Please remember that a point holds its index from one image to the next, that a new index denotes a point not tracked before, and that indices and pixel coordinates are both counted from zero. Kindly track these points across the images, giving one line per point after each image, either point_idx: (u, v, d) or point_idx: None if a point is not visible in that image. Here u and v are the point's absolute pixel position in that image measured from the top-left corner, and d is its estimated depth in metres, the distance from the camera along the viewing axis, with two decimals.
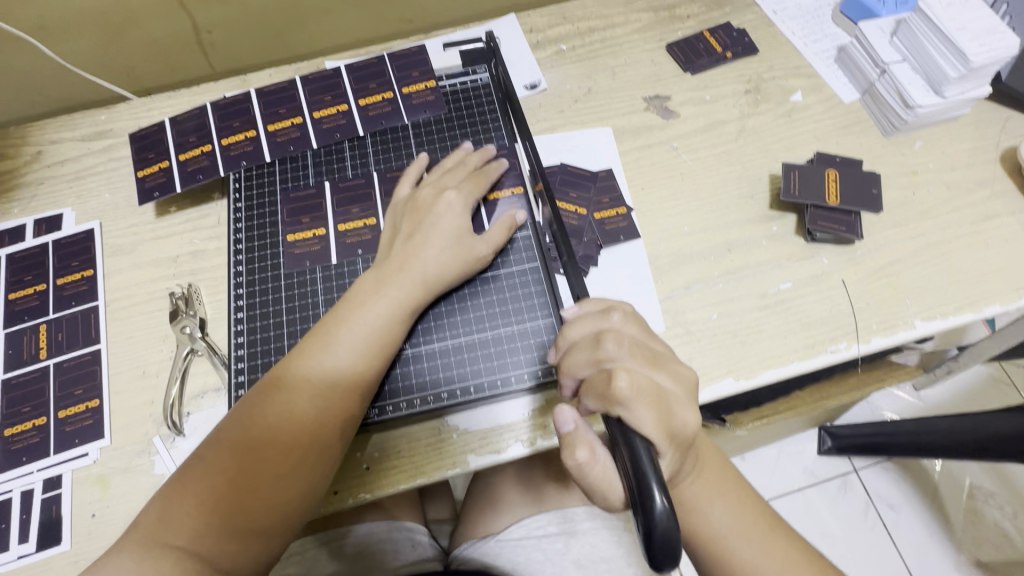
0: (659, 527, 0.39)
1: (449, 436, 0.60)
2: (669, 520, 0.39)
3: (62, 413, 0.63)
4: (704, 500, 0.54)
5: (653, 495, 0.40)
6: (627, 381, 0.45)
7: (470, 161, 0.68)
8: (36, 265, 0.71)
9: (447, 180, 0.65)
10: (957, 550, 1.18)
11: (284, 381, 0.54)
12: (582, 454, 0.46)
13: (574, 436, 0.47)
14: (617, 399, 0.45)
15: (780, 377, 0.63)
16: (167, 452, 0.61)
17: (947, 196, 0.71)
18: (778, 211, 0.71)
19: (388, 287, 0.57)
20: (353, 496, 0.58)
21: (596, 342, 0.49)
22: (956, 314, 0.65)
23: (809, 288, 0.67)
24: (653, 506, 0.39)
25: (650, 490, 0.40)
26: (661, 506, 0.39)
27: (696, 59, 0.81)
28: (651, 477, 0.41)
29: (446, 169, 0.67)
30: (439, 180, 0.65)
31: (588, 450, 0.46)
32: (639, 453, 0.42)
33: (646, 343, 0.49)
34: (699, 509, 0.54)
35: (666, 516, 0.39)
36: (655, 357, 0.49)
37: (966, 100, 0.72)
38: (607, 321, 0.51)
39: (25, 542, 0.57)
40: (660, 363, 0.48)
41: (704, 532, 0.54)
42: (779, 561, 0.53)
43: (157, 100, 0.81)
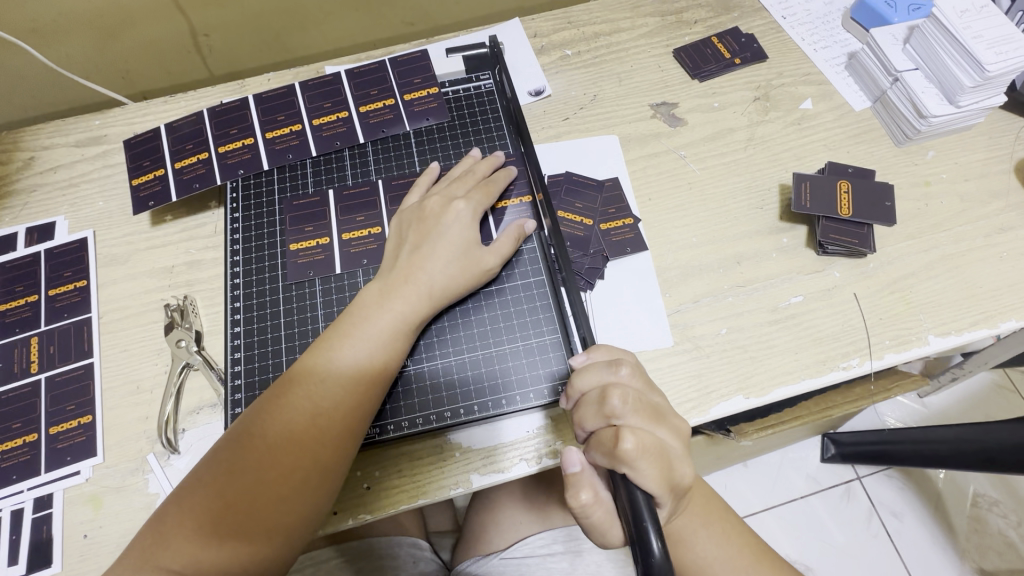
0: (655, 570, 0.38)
1: (451, 456, 0.58)
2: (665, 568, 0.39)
3: (54, 429, 0.61)
4: (690, 532, 0.54)
5: (649, 536, 0.40)
6: (634, 443, 0.44)
7: (478, 169, 0.66)
8: (28, 275, 0.69)
9: (454, 189, 0.64)
10: (961, 559, 1.17)
11: (284, 398, 0.52)
12: (586, 496, 0.46)
13: (580, 478, 0.47)
14: (624, 461, 0.44)
15: (791, 394, 0.62)
16: (162, 471, 0.59)
17: (961, 208, 0.70)
18: (788, 223, 0.70)
19: (393, 300, 0.56)
20: (353, 517, 0.56)
21: (602, 399, 0.47)
22: (971, 330, 0.63)
23: (821, 302, 0.65)
24: (649, 548, 0.39)
25: (647, 533, 0.40)
26: (658, 551, 0.39)
27: (704, 65, 0.80)
28: (648, 521, 0.41)
29: (453, 178, 0.66)
30: (447, 189, 0.64)
31: (592, 492, 0.46)
32: (639, 505, 0.42)
33: (649, 397, 0.48)
34: (686, 540, 0.54)
35: (664, 558, 0.39)
36: (657, 411, 0.48)
37: (981, 110, 0.70)
38: (614, 375, 0.49)
39: (15, 564, 0.55)
40: (662, 418, 0.48)
41: (691, 564, 0.54)
42: None
43: (153, 105, 0.79)
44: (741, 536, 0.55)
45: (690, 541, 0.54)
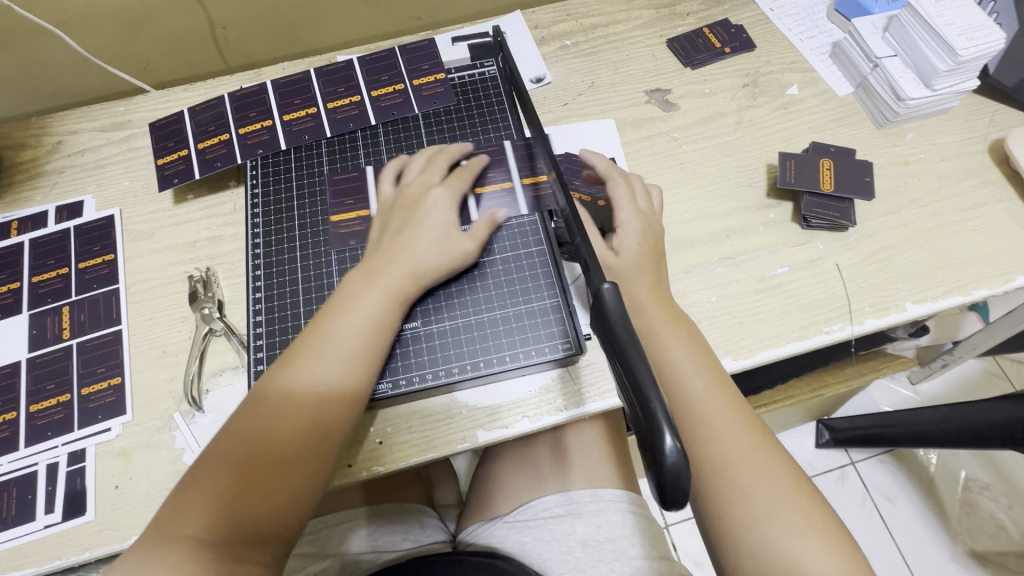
0: (667, 472, 0.34)
1: (459, 411, 0.63)
2: (679, 468, 0.34)
3: (86, 390, 0.65)
4: (685, 376, 0.58)
5: (662, 437, 0.34)
6: None
7: (454, 154, 0.70)
8: (58, 249, 0.73)
9: (429, 176, 0.68)
10: (953, 542, 1.21)
11: (281, 377, 0.55)
12: None
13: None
14: None
15: (776, 357, 0.66)
16: (187, 428, 0.63)
17: (938, 185, 0.74)
18: (775, 199, 0.74)
19: (380, 280, 0.60)
20: (367, 469, 0.60)
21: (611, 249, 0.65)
22: (946, 298, 0.68)
23: (805, 272, 0.69)
24: (663, 450, 0.34)
25: (660, 432, 0.35)
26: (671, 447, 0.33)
27: (695, 54, 0.84)
28: (659, 416, 0.35)
29: (431, 161, 0.70)
30: (422, 176, 0.68)
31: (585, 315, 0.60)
32: (653, 407, 0.35)
33: (657, 245, 0.67)
34: (682, 381, 0.58)
35: (678, 458, 0.34)
36: (656, 255, 0.66)
37: (955, 93, 0.75)
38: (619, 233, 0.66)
39: (51, 512, 0.59)
40: (657, 261, 0.66)
41: (682, 403, 0.57)
42: (746, 448, 0.55)
43: (174, 92, 0.84)
44: (743, 406, 0.58)
45: (693, 389, 0.57)
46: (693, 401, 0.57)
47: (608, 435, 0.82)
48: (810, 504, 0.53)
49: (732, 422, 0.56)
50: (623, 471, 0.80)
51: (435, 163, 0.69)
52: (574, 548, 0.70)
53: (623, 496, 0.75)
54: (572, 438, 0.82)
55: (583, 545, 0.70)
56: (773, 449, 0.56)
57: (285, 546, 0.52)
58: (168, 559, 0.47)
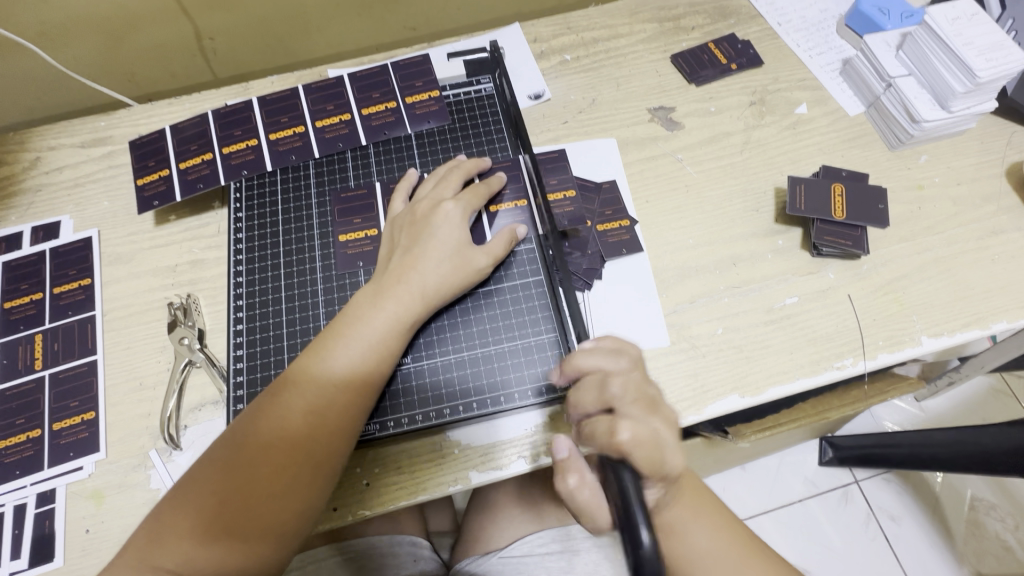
0: (645, 566, 0.38)
1: (450, 452, 0.59)
2: (655, 562, 0.38)
3: (58, 425, 0.62)
4: (682, 523, 0.52)
5: (639, 529, 0.40)
6: (629, 434, 0.46)
7: (466, 169, 0.67)
8: (33, 273, 0.70)
9: (443, 191, 0.64)
10: (958, 563, 1.17)
11: (277, 400, 0.52)
12: (572, 479, 0.50)
13: (569, 461, 0.51)
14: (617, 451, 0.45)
15: (786, 393, 0.62)
16: (163, 466, 0.60)
17: (954, 211, 0.71)
18: (783, 225, 0.71)
19: (386, 300, 0.56)
20: (352, 513, 0.57)
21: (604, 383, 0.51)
22: (963, 331, 0.64)
23: (815, 303, 0.66)
24: (639, 540, 0.39)
25: (636, 523, 0.40)
26: (645, 544, 0.39)
27: (700, 70, 0.81)
28: (637, 512, 0.41)
29: (441, 179, 0.66)
30: (435, 192, 0.64)
31: (579, 475, 0.50)
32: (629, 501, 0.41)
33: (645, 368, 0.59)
34: (680, 533, 0.52)
35: (653, 547, 0.39)
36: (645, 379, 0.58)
37: (972, 115, 0.72)
38: (616, 363, 0.52)
39: (17, 558, 0.56)
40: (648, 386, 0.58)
41: (679, 557, 0.51)
42: None
43: (158, 107, 0.80)
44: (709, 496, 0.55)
45: (686, 529, 0.52)
46: (684, 539, 0.52)
47: None
48: None
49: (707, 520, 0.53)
50: None
51: (450, 178, 0.66)
52: None
53: None
54: None
55: None
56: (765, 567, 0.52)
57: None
58: None
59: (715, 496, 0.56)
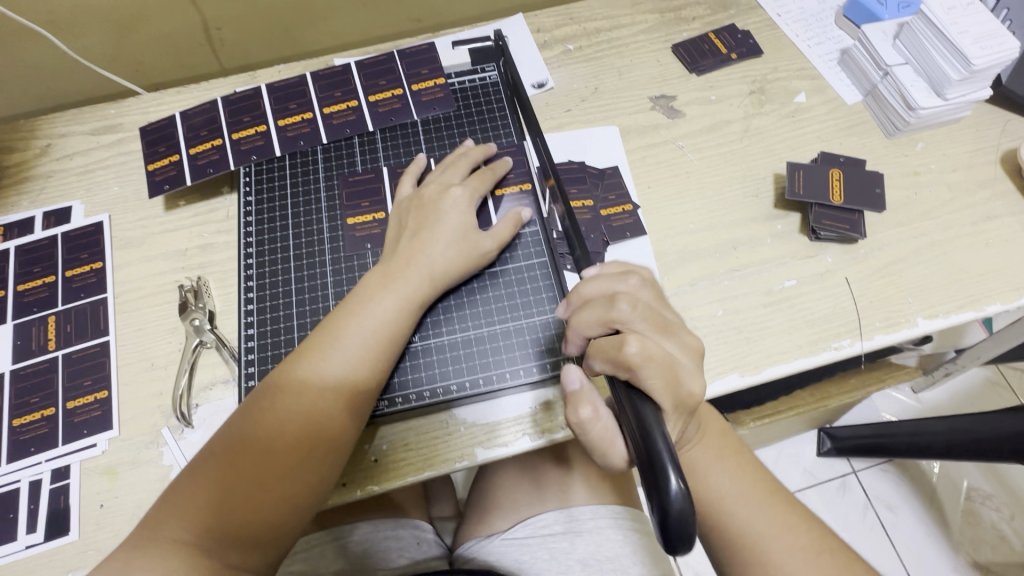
0: (673, 510, 0.36)
1: (457, 429, 0.60)
2: (683, 505, 0.37)
3: (71, 404, 0.63)
4: (703, 463, 0.55)
5: (667, 477, 0.37)
6: (638, 347, 0.44)
7: (474, 154, 0.68)
8: (45, 257, 0.71)
9: (450, 175, 0.66)
10: (955, 552, 1.19)
11: (288, 380, 0.53)
12: (585, 411, 0.48)
13: (580, 394, 0.49)
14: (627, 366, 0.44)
15: (785, 373, 0.64)
16: (175, 443, 0.61)
17: (949, 197, 0.72)
18: (782, 210, 0.72)
19: (396, 281, 0.57)
20: (362, 488, 0.58)
21: (610, 302, 0.48)
22: (958, 313, 0.66)
23: (813, 285, 0.67)
24: (669, 488, 0.37)
25: (664, 472, 0.37)
26: (678, 488, 0.36)
27: (701, 60, 0.82)
28: (665, 458, 0.38)
29: (448, 163, 0.67)
30: (442, 177, 0.66)
31: (592, 408, 0.49)
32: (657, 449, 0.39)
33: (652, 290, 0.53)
34: (701, 474, 0.54)
35: (681, 499, 0.37)
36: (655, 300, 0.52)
37: (967, 103, 0.73)
38: (622, 285, 0.50)
39: (33, 532, 0.57)
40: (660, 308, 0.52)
41: (702, 495, 0.54)
42: (773, 526, 0.52)
43: (167, 95, 0.82)
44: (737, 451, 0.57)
45: (705, 473, 0.54)
46: (705, 482, 0.54)
47: None
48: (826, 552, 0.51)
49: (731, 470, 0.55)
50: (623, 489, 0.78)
51: (457, 164, 0.67)
52: (573, 567, 0.67)
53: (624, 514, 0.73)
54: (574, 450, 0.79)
55: (582, 565, 0.67)
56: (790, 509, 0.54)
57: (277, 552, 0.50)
58: (150, 565, 0.45)
59: (743, 451, 0.57)
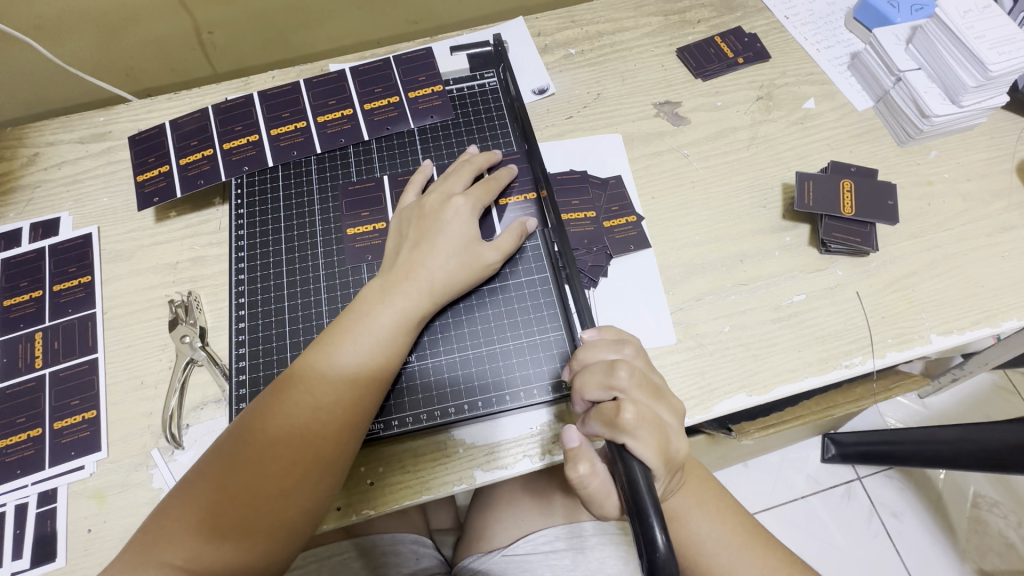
0: (659, 565, 0.39)
1: (455, 451, 0.59)
2: (670, 562, 0.39)
3: (59, 424, 0.61)
4: (686, 509, 0.54)
5: (653, 530, 0.40)
6: (633, 413, 0.46)
7: (475, 163, 0.66)
8: (32, 270, 0.69)
9: (451, 185, 0.63)
10: (961, 560, 1.17)
11: (282, 398, 0.51)
12: (583, 468, 0.48)
13: (580, 451, 0.49)
14: (622, 428, 0.46)
15: (793, 392, 0.62)
16: (166, 465, 0.59)
17: (963, 207, 0.70)
18: (791, 221, 0.70)
19: (394, 297, 0.55)
20: (356, 513, 0.56)
21: (609, 368, 0.49)
22: (973, 328, 0.64)
23: (823, 300, 0.65)
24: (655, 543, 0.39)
25: (650, 524, 0.40)
26: (661, 546, 0.39)
27: (707, 64, 0.80)
28: (651, 511, 0.41)
29: (448, 173, 0.65)
30: (444, 185, 0.63)
31: (590, 464, 0.49)
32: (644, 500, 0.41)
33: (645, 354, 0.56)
34: (682, 518, 0.54)
35: (668, 550, 0.39)
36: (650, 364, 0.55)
37: (983, 110, 0.71)
38: (619, 352, 0.52)
39: (19, 558, 0.56)
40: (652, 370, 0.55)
41: (683, 539, 0.54)
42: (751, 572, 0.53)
43: (157, 102, 0.79)
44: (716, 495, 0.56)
45: (687, 518, 0.54)
46: (687, 527, 0.54)
47: None
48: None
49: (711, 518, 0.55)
50: None
51: (460, 171, 0.65)
52: None
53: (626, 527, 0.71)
54: None
55: None
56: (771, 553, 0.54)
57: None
58: None
59: (722, 492, 0.57)
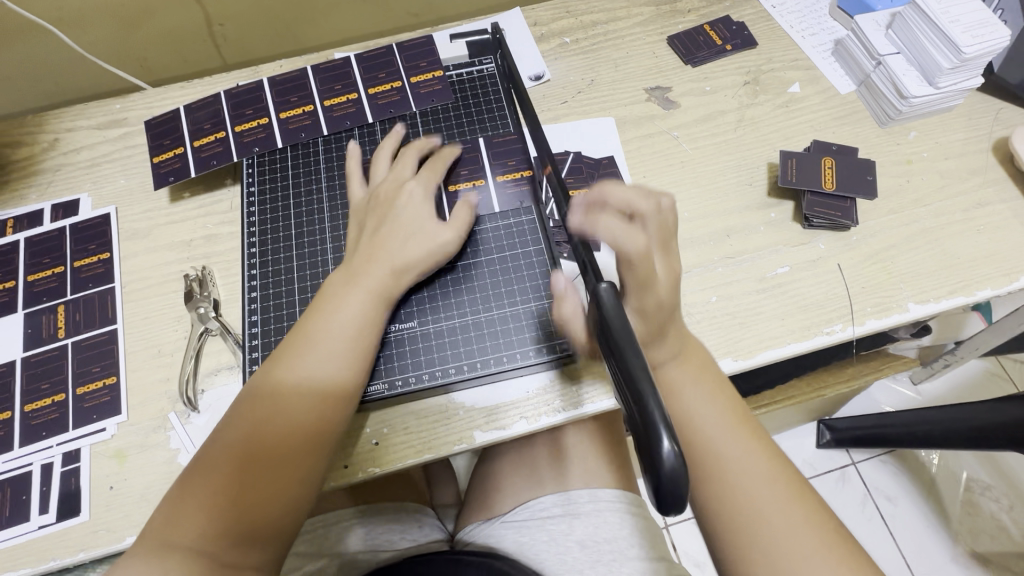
0: (665, 475, 0.34)
1: (455, 412, 0.62)
2: (678, 471, 0.34)
3: (81, 390, 0.65)
4: (682, 384, 0.55)
5: (660, 439, 0.34)
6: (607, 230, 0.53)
7: (462, 144, 0.70)
8: (54, 248, 0.73)
9: (402, 172, 0.67)
10: (954, 541, 1.20)
11: (269, 386, 0.54)
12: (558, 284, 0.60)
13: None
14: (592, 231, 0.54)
15: (777, 357, 0.65)
16: (182, 428, 0.63)
17: (941, 184, 0.73)
18: (776, 198, 0.73)
19: (360, 280, 0.59)
20: (362, 470, 0.60)
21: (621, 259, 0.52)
22: (949, 298, 0.67)
23: (805, 272, 0.69)
24: (658, 450, 0.34)
25: (657, 435, 0.34)
26: (665, 454, 0.33)
27: (696, 51, 0.83)
28: (656, 417, 0.35)
29: (435, 156, 0.69)
30: (395, 173, 0.67)
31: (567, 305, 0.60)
32: (651, 412, 0.35)
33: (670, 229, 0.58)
34: (677, 391, 0.55)
35: (675, 458, 0.34)
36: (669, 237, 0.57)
37: (959, 91, 0.74)
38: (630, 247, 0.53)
39: (45, 512, 0.59)
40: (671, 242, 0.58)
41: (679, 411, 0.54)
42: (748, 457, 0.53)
43: (171, 90, 0.83)
44: (740, 415, 0.56)
45: (682, 394, 0.55)
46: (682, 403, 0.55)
47: (605, 429, 0.82)
48: (814, 514, 0.50)
49: (728, 432, 0.54)
50: (620, 472, 0.79)
51: (406, 158, 0.68)
52: (572, 549, 0.68)
53: (621, 496, 0.75)
54: (570, 436, 0.81)
55: (580, 546, 0.69)
56: (781, 468, 0.53)
57: (280, 546, 0.52)
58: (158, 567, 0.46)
59: (747, 418, 0.56)
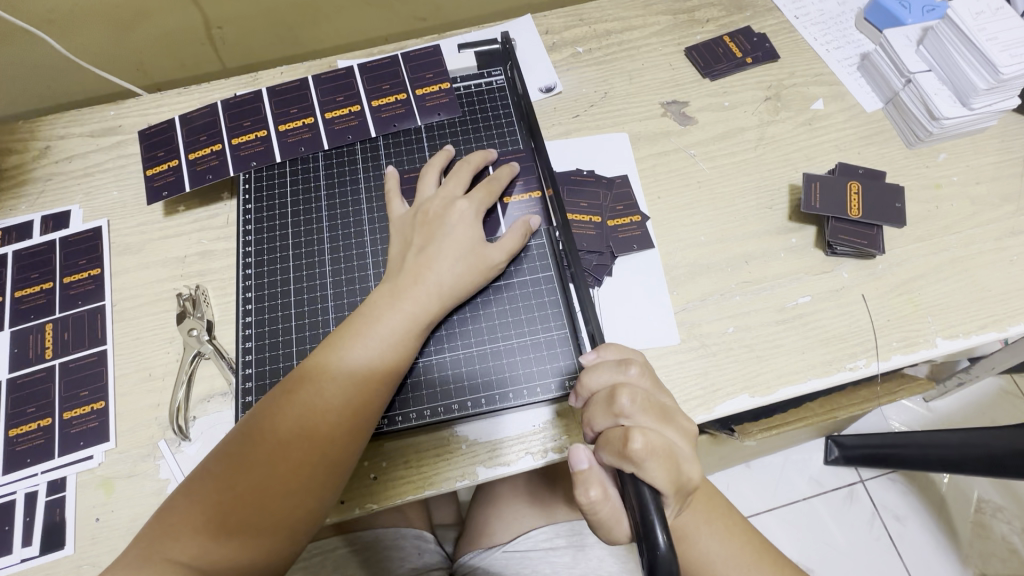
0: (661, 567, 0.38)
1: (457, 447, 0.59)
2: (670, 562, 0.38)
3: (68, 414, 0.62)
4: (693, 527, 0.55)
5: (654, 530, 0.40)
6: (628, 399, 0.48)
7: (474, 166, 0.66)
8: (43, 263, 0.70)
9: (452, 188, 0.63)
10: (964, 565, 1.16)
11: (287, 404, 0.51)
12: (594, 493, 0.47)
13: (588, 474, 0.48)
14: (631, 459, 0.45)
15: (796, 394, 0.62)
16: (172, 457, 0.60)
17: (971, 211, 0.70)
18: (797, 223, 0.70)
19: (402, 301, 0.56)
20: (360, 506, 0.57)
21: (611, 398, 0.49)
22: (979, 333, 0.63)
23: (828, 302, 0.65)
24: (654, 540, 0.39)
25: (652, 526, 0.41)
26: (662, 545, 0.39)
27: (715, 64, 0.80)
28: (654, 511, 0.42)
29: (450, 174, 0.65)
30: (444, 189, 0.63)
31: (600, 489, 0.47)
32: (647, 499, 0.43)
33: (656, 397, 0.50)
34: (689, 536, 0.55)
35: (669, 551, 0.39)
36: (666, 411, 0.49)
37: (993, 112, 0.70)
38: (624, 374, 0.50)
39: (28, 545, 0.56)
40: (670, 419, 0.49)
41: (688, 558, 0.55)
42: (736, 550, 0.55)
43: (167, 97, 0.80)
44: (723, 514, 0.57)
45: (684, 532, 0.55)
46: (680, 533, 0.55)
47: None
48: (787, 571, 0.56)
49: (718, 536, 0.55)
50: None
51: (458, 175, 0.65)
52: None
53: None
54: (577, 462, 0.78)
55: None
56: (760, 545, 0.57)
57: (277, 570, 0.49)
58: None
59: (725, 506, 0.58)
